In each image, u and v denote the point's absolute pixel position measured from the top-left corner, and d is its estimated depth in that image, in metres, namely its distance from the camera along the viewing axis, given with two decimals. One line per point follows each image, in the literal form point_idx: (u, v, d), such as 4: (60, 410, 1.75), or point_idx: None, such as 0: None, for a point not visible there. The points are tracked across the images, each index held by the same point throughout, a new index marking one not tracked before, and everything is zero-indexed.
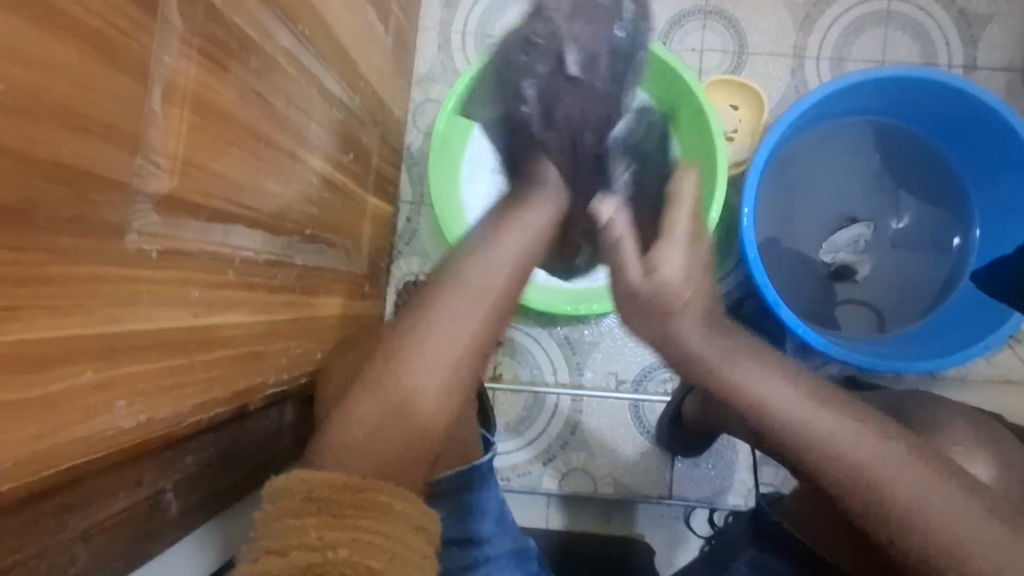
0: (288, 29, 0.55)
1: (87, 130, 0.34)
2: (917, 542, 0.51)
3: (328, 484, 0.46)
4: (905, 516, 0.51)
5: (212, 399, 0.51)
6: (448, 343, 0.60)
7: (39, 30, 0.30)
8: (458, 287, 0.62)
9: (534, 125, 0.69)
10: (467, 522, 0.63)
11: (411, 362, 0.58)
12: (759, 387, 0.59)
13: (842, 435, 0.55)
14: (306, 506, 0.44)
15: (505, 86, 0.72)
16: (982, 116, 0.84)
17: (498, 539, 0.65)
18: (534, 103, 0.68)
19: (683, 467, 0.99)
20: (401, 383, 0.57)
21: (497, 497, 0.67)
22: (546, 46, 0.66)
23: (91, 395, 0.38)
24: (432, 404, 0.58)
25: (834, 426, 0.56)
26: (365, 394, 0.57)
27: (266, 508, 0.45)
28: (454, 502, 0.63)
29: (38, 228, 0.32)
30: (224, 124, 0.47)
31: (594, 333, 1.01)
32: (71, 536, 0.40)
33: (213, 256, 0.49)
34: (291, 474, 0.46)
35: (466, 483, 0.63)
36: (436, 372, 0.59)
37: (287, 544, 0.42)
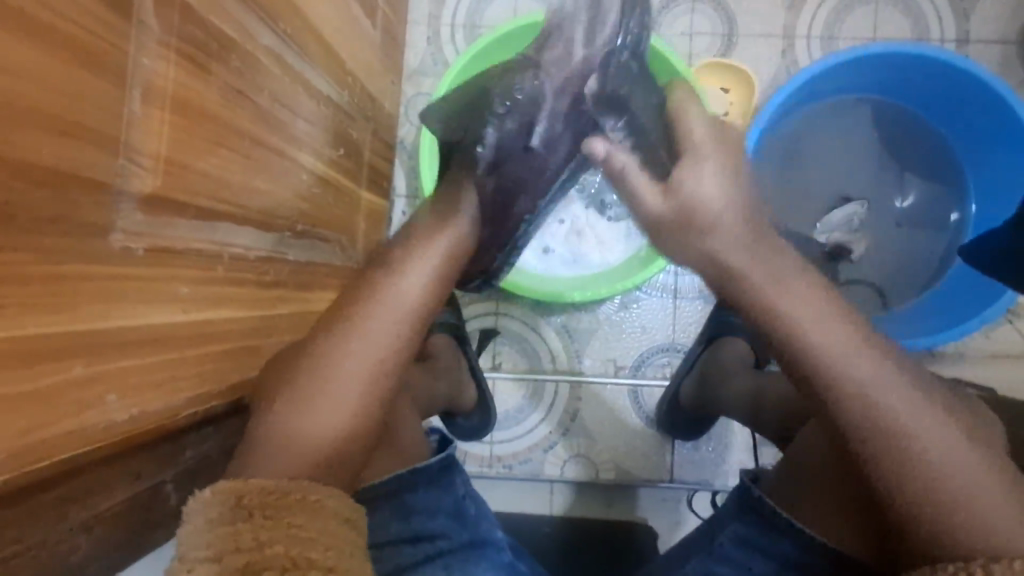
0: (270, 28, 0.56)
1: (68, 133, 0.36)
2: (911, 485, 0.45)
3: (261, 489, 0.44)
4: (900, 443, 0.46)
5: (206, 392, 0.53)
6: (381, 345, 0.56)
7: (20, 40, 0.32)
8: (376, 298, 0.58)
9: (478, 168, 0.66)
10: (415, 519, 0.62)
11: (335, 361, 0.55)
12: (773, 291, 0.53)
13: (832, 346, 0.49)
14: (238, 512, 0.42)
15: (452, 114, 0.66)
16: (972, 90, 0.84)
17: (453, 532, 0.63)
18: (487, 149, 0.65)
19: (684, 450, 1.00)
20: (337, 375, 0.54)
21: (453, 495, 0.64)
22: (524, 103, 0.63)
23: (83, 389, 0.39)
24: (367, 401, 0.54)
25: (827, 331, 0.50)
26: (303, 395, 0.53)
27: (191, 521, 0.41)
28: (394, 504, 0.61)
29: (21, 229, 0.33)
30: (208, 123, 0.48)
31: (592, 319, 1.01)
32: (71, 526, 0.42)
33: (201, 253, 0.50)
34: (221, 483, 0.43)
35: (409, 484, 0.61)
36: (367, 371, 0.55)
37: (223, 550, 0.39)
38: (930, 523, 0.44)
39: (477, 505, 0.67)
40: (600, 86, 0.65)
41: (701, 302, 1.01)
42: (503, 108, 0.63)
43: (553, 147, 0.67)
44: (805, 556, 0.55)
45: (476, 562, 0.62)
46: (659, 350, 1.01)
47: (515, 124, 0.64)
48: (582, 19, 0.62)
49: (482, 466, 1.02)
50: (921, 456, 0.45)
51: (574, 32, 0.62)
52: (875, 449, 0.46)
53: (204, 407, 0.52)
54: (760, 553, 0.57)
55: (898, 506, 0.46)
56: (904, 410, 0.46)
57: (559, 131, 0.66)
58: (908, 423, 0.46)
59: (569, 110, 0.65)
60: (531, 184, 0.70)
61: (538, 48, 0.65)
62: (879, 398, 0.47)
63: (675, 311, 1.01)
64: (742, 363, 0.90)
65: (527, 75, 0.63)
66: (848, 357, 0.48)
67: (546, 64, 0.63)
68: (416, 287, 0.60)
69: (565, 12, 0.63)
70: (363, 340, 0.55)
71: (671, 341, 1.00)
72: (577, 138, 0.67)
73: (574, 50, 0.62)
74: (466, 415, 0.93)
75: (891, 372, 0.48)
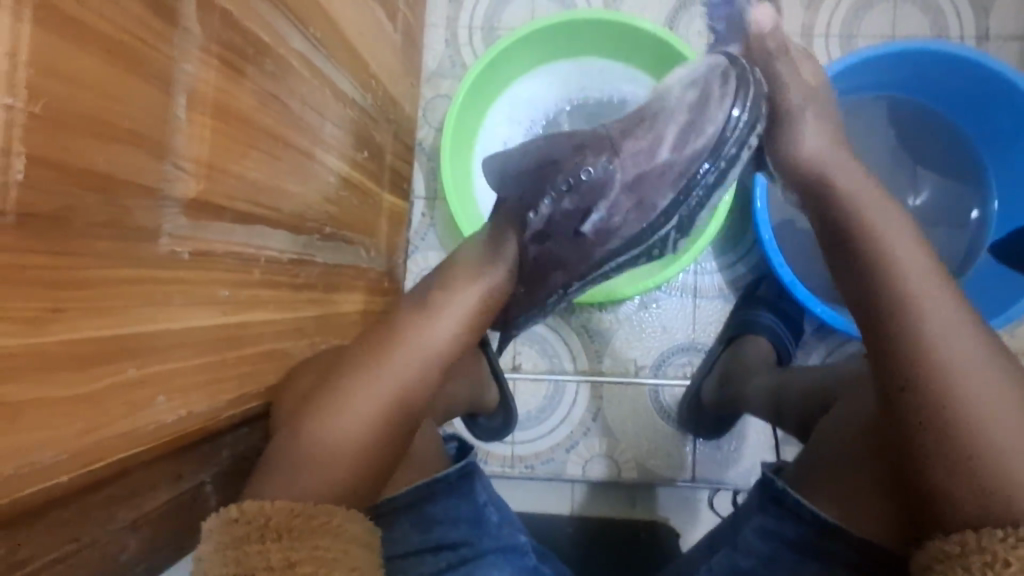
0: (300, 33, 0.56)
1: (120, 140, 0.36)
2: (948, 467, 0.47)
3: (285, 510, 0.46)
4: (947, 427, 0.47)
5: (244, 393, 0.53)
6: (404, 377, 0.57)
7: (77, 49, 0.32)
8: (422, 318, 0.60)
9: (525, 232, 0.64)
10: (435, 529, 0.62)
11: (363, 390, 0.55)
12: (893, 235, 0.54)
13: (934, 319, 0.50)
14: (264, 533, 0.45)
15: (520, 186, 0.63)
16: (999, 87, 0.83)
17: (475, 538, 0.62)
18: (539, 218, 0.63)
19: (704, 450, 1.00)
20: (363, 404, 0.55)
21: (473, 502, 0.64)
22: (590, 187, 0.60)
23: (132, 391, 0.40)
24: (386, 430, 0.55)
25: (933, 299, 0.51)
26: (330, 406, 0.54)
27: (217, 539, 0.44)
28: (413, 515, 0.61)
29: (78, 233, 0.34)
30: (244, 128, 0.49)
31: (613, 319, 1.01)
32: (120, 526, 0.42)
33: (238, 256, 0.51)
34: (246, 504, 0.46)
35: (428, 495, 0.61)
36: (387, 399, 0.56)
37: (253, 567, 0.43)
38: (974, 499, 0.46)
39: (500, 510, 0.66)
40: (672, 194, 0.60)
41: (721, 301, 1.01)
42: (564, 186, 0.61)
43: (606, 238, 0.63)
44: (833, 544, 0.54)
45: (501, 568, 0.62)
46: (680, 349, 1.01)
47: (563, 193, 0.61)
48: (667, 110, 0.60)
49: (504, 466, 1.02)
50: (972, 438, 0.47)
51: (661, 126, 0.60)
52: (927, 424, 0.48)
53: (242, 410, 0.52)
54: (782, 543, 0.57)
55: (934, 480, 0.47)
56: (981, 395, 0.47)
57: (617, 222, 0.62)
58: (973, 401, 0.47)
59: (636, 207, 0.61)
60: (574, 266, 0.66)
61: (619, 134, 0.60)
62: (948, 372, 0.49)
63: (695, 310, 1.01)
64: (767, 362, 0.90)
65: (600, 158, 0.60)
66: (935, 331, 0.50)
67: (622, 152, 0.60)
68: (448, 331, 0.61)
69: (656, 107, 0.61)
70: (395, 375, 0.57)
71: (691, 340, 1.01)
72: (637, 233, 0.62)
73: (660, 151, 0.59)
74: (488, 415, 0.94)
75: (979, 351, 0.49)
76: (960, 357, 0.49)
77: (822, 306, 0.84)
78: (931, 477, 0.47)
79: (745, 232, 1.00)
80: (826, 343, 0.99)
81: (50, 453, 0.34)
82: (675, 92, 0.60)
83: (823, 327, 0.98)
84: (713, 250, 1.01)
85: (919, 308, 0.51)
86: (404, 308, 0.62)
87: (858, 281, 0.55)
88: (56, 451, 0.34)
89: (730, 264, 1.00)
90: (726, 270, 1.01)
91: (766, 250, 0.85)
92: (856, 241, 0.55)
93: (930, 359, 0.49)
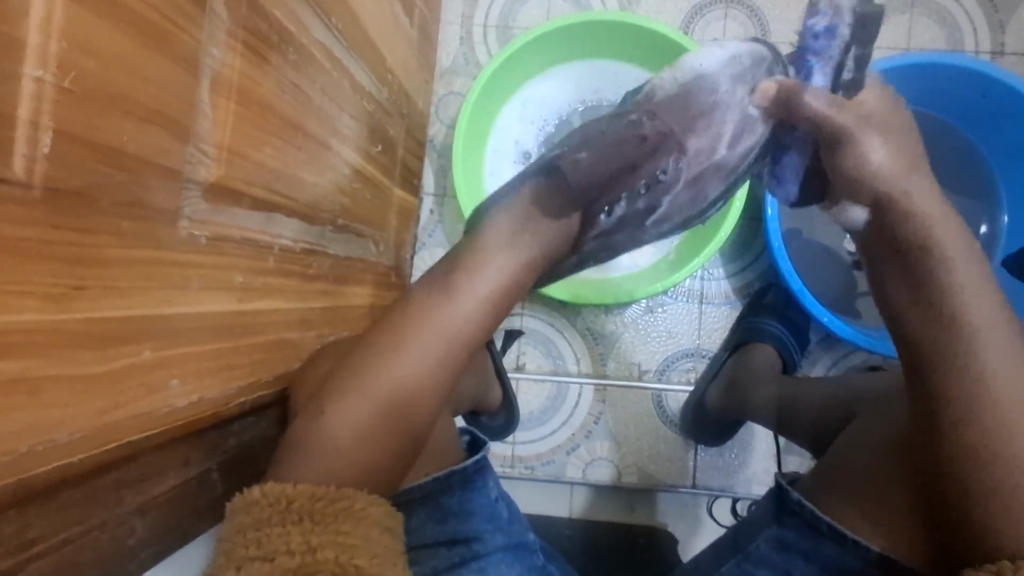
0: (323, 23, 0.56)
1: (147, 120, 0.36)
2: (974, 488, 0.48)
3: (308, 495, 0.46)
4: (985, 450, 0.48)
5: (255, 381, 0.53)
6: (425, 361, 0.56)
7: (110, 25, 0.32)
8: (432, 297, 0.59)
9: (595, 230, 0.66)
10: (450, 522, 0.61)
11: (380, 377, 0.54)
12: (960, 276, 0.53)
13: (992, 357, 0.50)
14: (287, 514, 0.45)
15: (590, 166, 0.63)
16: (1012, 101, 0.83)
17: (489, 535, 0.63)
18: (611, 219, 0.66)
19: (706, 456, 0.99)
20: (372, 389, 0.54)
21: (487, 497, 0.64)
22: (661, 185, 0.65)
23: (149, 373, 0.40)
24: (399, 423, 0.54)
25: (999, 349, 0.50)
26: (343, 390, 0.54)
27: (239, 519, 0.45)
28: (429, 508, 0.60)
29: (101, 211, 0.34)
30: (265, 115, 0.49)
31: (618, 323, 1.01)
32: (128, 510, 0.42)
33: (254, 243, 0.50)
34: (268, 486, 0.46)
35: (444, 487, 0.61)
36: (404, 385, 0.55)
37: (275, 549, 0.43)
38: (1006, 523, 0.47)
39: (509, 507, 0.66)
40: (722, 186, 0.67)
41: (728, 307, 1.01)
42: (639, 188, 0.65)
43: (661, 226, 0.69)
44: (845, 559, 0.55)
45: (510, 565, 0.63)
46: (684, 354, 1.01)
47: (636, 193, 0.65)
48: (725, 109, 0.64)
49: (504, 466, 1.02)
50: (1006, 463, 0.47)
51: (720, 123, 0.64)
52: (963, 429, 0.49)
53: (251, 400, 0.52)
54: (797, 554, 0.57)
55: (966, 502, 0.48)
56: (1023, 434, 0.48)
57: (673, 213, 0.68)
58: (1015, 406, 0.48)
59: (690, 199, 0.68)
60: (626, 250, 0.72)
61: (682, 129, 0.64)
62: (986, 365, 0.50)
63: (701, 316, 1.01)
64: (772, 368, 0.90)
65: (668, 163, 0.65)
66: (982, 316, 0.52)
67: (688, 150, 0.65)
68: (465, 301, 0.59)
69: (710, 102, 0.63)
70: (410, 356, 0.56)
71: (696, 346, 1.00)
72: (688, 221, 0.70)
73: (719, 147, 0.65)
74: (490, 414, 0.93)
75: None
76: (1012, 397, 0.49)
77: (829, 315, 0.85)
78: (967, 492, 0.48)
79: (752, 238, 1.00)
80: (831, 353, 0.99)
81: (67, 431, 0.34)
82: (726, 84, 0.64)
83: (828, 337, 0.98)
84: (721, 256, 1.00)
85: (976, 313, 0.52)
86: (413, 293, 0.61)
87: (916, 312, 0.54)
88: (73, 430, 0.34)
89: (743, 269, 1.00)
90: (732, 276, 1.01)
91: (776, 258, 0.86)
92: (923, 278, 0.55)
93: (974, 350, 0.50)
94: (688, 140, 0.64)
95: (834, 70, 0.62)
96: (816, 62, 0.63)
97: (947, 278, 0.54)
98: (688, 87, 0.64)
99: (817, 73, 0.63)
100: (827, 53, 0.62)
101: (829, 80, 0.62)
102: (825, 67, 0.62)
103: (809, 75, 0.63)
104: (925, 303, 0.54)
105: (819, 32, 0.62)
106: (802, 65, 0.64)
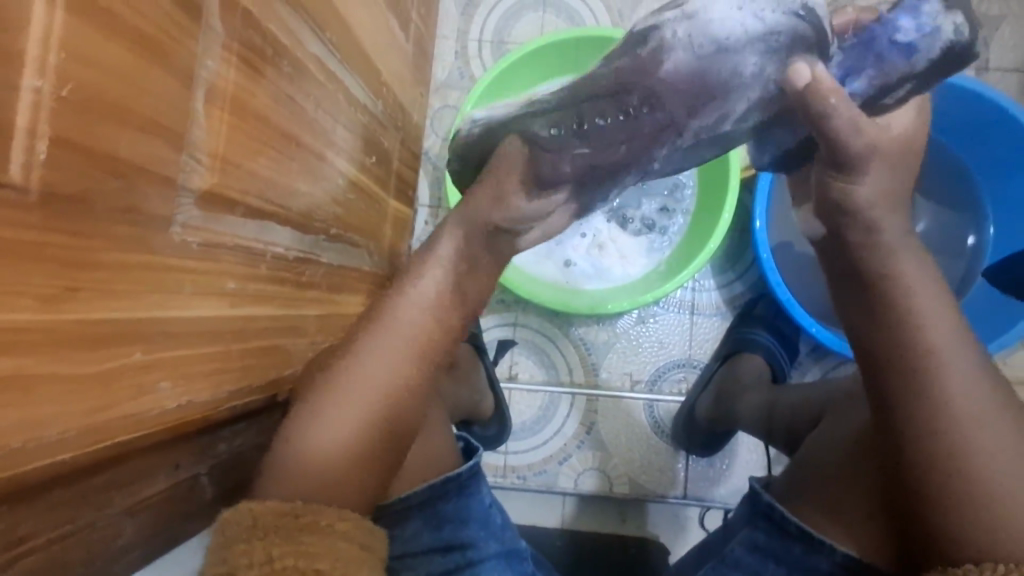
0: (318, 38, 0.58)
1: (142, 129, 0.37)
2: (945, 499, 0.48)
3: (273, 510, 0.47)
4: (956, 464, 0.48)
5: (247, 386, 0.54)
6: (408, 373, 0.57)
7: (109, 39, 0.33)
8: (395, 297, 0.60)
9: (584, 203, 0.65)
10: (447, 529, 0.62)
11: (358, 380, 0.56)
12: (925, 296, 0.52)
13: (958, 373, 0.50)
14: (254, 531, 0.46)
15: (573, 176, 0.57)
16: (995, 116, 0.85)
17: (483, 542, 0.63)
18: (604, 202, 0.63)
19: (697, 467, 1.00)
20: (356, 395, 0.55)
21: (481, 503, 0.65)
22: (646, 158, 0.56)
23: (140, 374, 0.40)
24: (387, 436, 0.55)
25: (961, 362, 0.50)
26: (320, 402, 0.55)
27: (216, 541, 0.46)
28: (425, 513, 0.61)
29: (97, 216, 0.35)
30: (259, 125, 0.50)
31: (610, 334, 1.02)
32: (117, 511, 0.43)
33: (247, 250, 0.51)
34: (237, 505, 0.48)
35: (440, 493, 0.61)
36: (382, 384, 0.56)
37: (238, 564, 0.44)
38: (968, 531, 0.47)
39: (502, 513, 0.67)
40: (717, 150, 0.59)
41: (719, 318, 1.02)
42: (625, 169, 0.58)
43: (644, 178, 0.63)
44: (822, 564, 0.55)
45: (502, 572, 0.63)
46: (676, 365, 1.02)
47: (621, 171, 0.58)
48: (738, 92, 0.49)
49: (496, 476, 1.02)
50: (978, 472, 0.48)
51: (733, 104, 0.50)
52: (929, 444, 0.49)
53: (243, 405, 0.53)
54: (773, 559, 0.58)
55: (936, 516, 0.48)
56: (987, 445, 0.48)
57: (661, 169, 0.61)
58: (972, 410, 0.49)
59: (685, 155, 0.59)
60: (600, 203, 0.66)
61: (687, 114, 0.50)
62: (941, 372, 0.50)
63: (692, 327, 1.02)
64: (759, 377, 0.91)
65: (662, 147, 0.55)
66: (938, 331, 0.51)
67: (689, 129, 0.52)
68: (433, 287, 0.60)
69: (729, 82, 0.48)
70: (367, 366, 0.56)
71: (688, 357, 1.01)
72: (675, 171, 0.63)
73: (725, 122, 0.52)
74: (483, 424, 0.92)
75: (989, 400, 0.50)
76: (975, 410, 0.49)
77: (818, 325, 0.86)
78: (938, 500, 0.48)
79: (743, 249, 1.01)
80: (822, 364, 1.01)
81: (57, 430, 0.34)
82: (753, 59, 0.47)
83: (818, 348, 1.00)
84: (712, 267, 1.02)
85: (936, 333, 0.51)
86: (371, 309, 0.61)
87: (886, 331, 0.52)
88: (62, 430, 0.35)
89: (733, 280, 1.02)
90: (724, 287, 1.02)
91: (764, 270, 0.87)
92: (888, 300, 0.52)
93: (937, 363, 0.50)
94: (698, 119, 0.51)
95: (882, 84, 0.50)
96: (873, 67, 0.49)
97: (908, 292, 0.52)
98: (706, 60, 0.47)
99: (861, 75, 0.50)
100: (892, 68, 0.49)
101: (867, 92, 0.51)
102: (875, 81, 0.50)
103: (856, 72, 0.50)
104: (896, 323, 0.52)
105: (901, 41, 0.48)
106: (857, 52, 0.50)
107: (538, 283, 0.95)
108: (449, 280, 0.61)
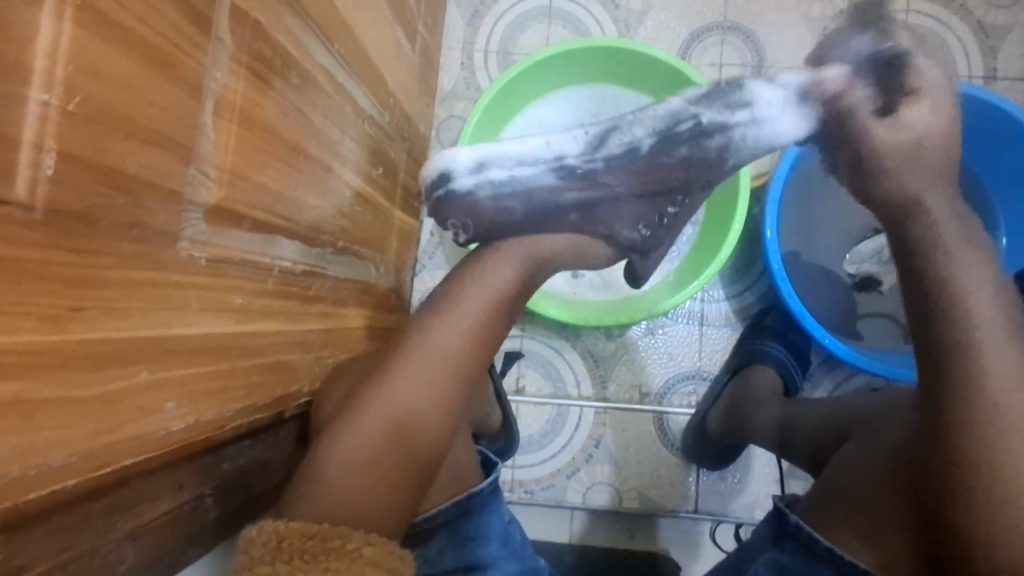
0: (327, 49, 0.57)
1: (149, 142, 0.36)
2: (979, 503, 0.48)
3: (299, 533, 0.47)
4: (989, 467, 0.48)
5: (252, 404, 0.52)
6: (425, 389, 0.56)
7: (116, 50, 0.32)
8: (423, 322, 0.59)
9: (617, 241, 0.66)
10: (467, 548, 0.61)
11: (381, 397, 0.55)
12: (971, 293, 0.53)
13: (998, 368, 0.50)
14: (278, 554, 0.46)
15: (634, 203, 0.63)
16: (1009, 126, 0.83)
17: (503, 562, 0.62)
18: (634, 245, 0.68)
19: (709, 480, 0.98)
20: (374, 412, 0.54)
21: (500, 521, 0.64)
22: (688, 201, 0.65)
23: (144, 395, 0.39)
24: (399, 454, 0.54)
25: (1002, 360, 0.51)
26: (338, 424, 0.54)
27: (240, 561, 0.47)
28: (451, 532, 0.60)
29: (102, 232, 0.34)
30: (267, 138, 0.49)
31: (618, 346, 1.00)
32: (119, 536, 0.41)
33: (254, 265, 0.50)
34: (266, 523, 0.47)
35: (466, 509, 0.60)
36: (398, 403, 0.55)
37: None
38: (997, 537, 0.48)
39: (520, 531, 0.66)
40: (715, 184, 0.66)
41: (728, 329, 1.00)
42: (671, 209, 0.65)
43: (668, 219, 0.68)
44: None
45: None
46: (686, 377, 1.00)
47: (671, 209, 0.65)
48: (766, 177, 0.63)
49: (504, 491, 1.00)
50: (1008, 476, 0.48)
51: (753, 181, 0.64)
52: (963, 447, 0.49)
53: (248, 423, 0.52)
54: None
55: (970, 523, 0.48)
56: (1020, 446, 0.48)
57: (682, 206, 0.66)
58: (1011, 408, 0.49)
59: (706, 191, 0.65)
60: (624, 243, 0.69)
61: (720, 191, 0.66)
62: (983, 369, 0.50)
63: (702, 338, 1.00)
64: (773, 390, 0.89)
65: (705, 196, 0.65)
66: (984, 318, 0.52)
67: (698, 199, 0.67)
68: (464, 308, 0.59)
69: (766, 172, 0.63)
70: (391, 385, 0.55)
71: (697, 369, 1.00)
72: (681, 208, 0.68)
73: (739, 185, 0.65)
74: (490, 438, 0.90)
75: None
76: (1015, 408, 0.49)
77: (831, 337, 0.85)
78: (968, 511, 0.48)
79: (752, 260, 1.00)
80: (834, 375, 0.99)
81: (61, 455, 0.33)
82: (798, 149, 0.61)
83: (829, 359, 0.98)
84: (721, 278, 1.00)
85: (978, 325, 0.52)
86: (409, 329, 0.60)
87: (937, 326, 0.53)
88: (64, 455, 0.34)
89: (742, 290, 1.01)
90: (733, 297, 1.01)
91: (776, 280, 0.86)
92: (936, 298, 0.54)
93: (977, 359, 0.51)
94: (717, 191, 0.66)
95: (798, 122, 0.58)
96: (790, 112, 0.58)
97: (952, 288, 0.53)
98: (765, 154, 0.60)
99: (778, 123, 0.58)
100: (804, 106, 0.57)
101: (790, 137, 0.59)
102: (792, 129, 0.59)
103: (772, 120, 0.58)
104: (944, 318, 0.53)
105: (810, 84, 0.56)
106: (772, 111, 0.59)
107: (546, 295, 0.94)
108: (488, 301, 0.61)
